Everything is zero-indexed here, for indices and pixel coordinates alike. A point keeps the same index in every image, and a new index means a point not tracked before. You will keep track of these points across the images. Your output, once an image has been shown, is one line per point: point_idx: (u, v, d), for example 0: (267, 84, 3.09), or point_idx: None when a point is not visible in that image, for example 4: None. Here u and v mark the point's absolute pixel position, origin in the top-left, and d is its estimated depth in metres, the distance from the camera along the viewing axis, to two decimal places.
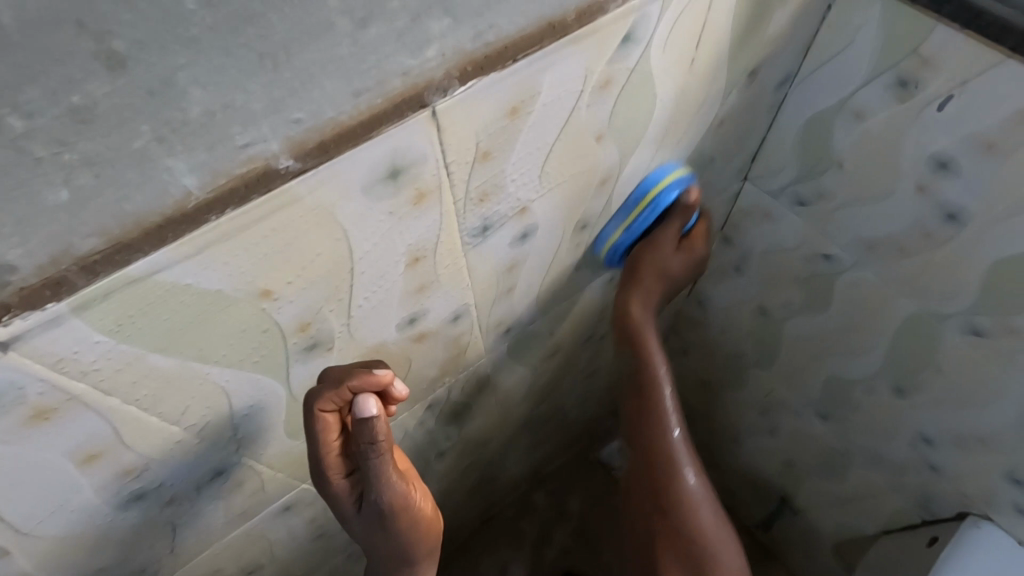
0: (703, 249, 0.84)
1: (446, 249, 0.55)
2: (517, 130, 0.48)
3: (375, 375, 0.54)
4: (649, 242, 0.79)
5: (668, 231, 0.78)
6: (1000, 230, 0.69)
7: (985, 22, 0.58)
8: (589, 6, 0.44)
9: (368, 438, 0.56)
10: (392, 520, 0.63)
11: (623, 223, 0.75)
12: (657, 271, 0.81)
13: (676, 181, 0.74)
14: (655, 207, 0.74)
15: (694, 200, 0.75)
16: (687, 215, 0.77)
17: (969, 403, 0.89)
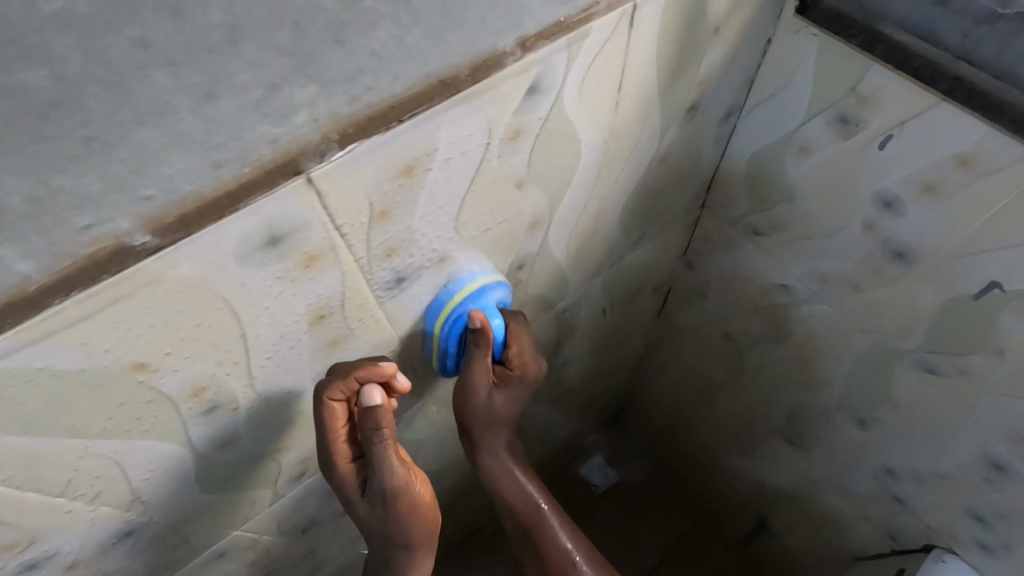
0: (531, 367, 0.75)
1: (356, 303, 0.53)
2: (418, 187, 0.46)
3: (381, 367, 0.57)
4: (468, 388, 0.74)
5: (477, 359, 0.68)
6: (945, 272, 0.66)
7: (917, 65, 0.55)
8: (484, 61, 0.42)
9: (373, 423, 0.59)
10: (394, 504, 0.65)
11: (433, 347, 0.66)
12: (495, 403, 0.77)
13: (461, 301, 0.62)
14: (454, 324, 0.63)
15: (481, 326, 0.63)
16: (485, 340, 0.65)
17: (928, 437, 0.87)
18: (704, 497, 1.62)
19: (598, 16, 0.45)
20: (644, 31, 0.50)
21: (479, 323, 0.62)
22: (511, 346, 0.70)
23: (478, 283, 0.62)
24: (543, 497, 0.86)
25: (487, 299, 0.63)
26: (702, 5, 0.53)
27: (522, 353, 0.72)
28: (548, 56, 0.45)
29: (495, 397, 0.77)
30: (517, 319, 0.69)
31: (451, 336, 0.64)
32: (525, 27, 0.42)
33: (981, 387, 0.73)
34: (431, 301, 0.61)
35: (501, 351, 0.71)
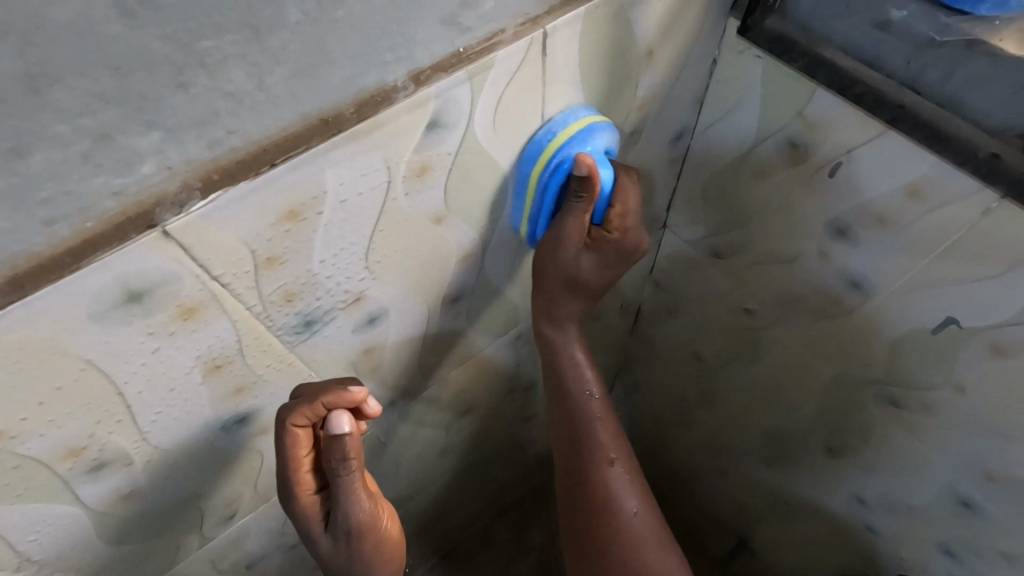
0: (632, 240, 0.61)
1: (259, 348, 0.49)
2: (309, 231, 0.43)
3: (350, 393, 0.54)
4: (555, 241, 0.58)
5: (575, 215, 0.56)
6: (903, 303, 0.62)
7: (858, 92, 0.52)
8: (371, 97, 0.39)
9: (338, 453, 0.56)
10: (359, 538, 0.62)
11: (524, 211, 0.58)
12: (580, 268, 0.61)
13: (566, 140, 0.52)
14: (553, 178, 0.53)
15: (590, 173, 0.52)
16: (588, 190, 0.54)
17: (897, 471, 0.82)
18: (686, 511, 1.43)
19: (503, 45, 0.42)
20: (562, 58, 0.47)
21: (587, 171, 0.52)
22: (614, 206, 0.59)
23: (586, 120, 0.53)
24: (592, 383, 0.71)
25: (597, 142, 0.54)
26: (630, 28, 0.49)
27: (624, 204, 0.59)
28: (446, 88, 0.41)
29: (603, 267, 0.62)
30: (626, 180, 0.59)
31: (548, 193, 0.54)
32: (416, 61, 0.39)
33: (947, 423, 0.69)
34: (531, 137, 0.51)
35: (603, 211, 0.59)
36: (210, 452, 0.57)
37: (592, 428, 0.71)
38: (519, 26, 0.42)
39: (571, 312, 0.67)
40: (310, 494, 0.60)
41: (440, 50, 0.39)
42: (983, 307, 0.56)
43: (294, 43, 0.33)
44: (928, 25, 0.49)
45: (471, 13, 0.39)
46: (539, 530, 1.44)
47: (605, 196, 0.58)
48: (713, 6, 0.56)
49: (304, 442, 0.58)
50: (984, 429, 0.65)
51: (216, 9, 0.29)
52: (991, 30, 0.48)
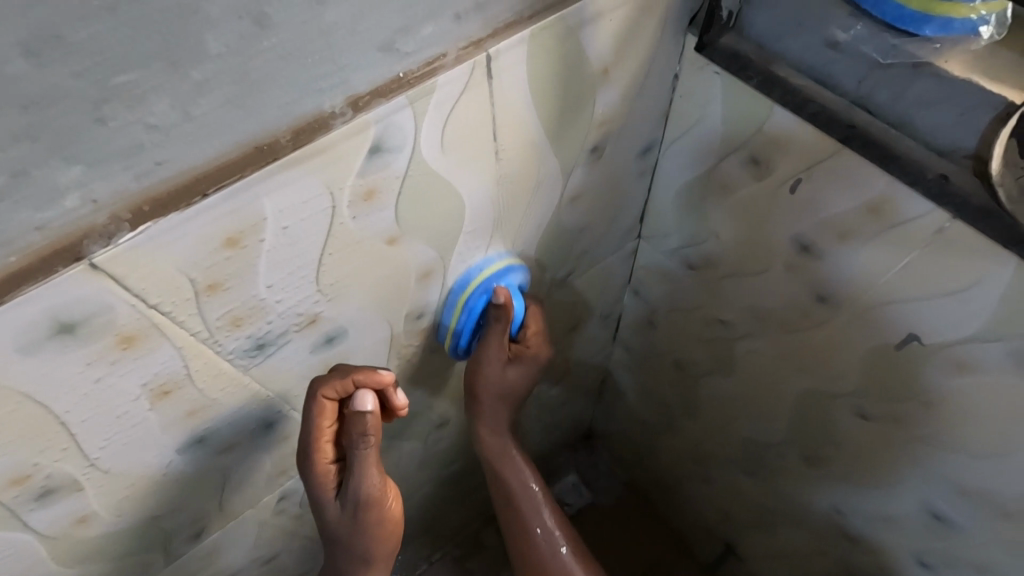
0: (544, 351, 0.79)
1: (210, 372, 0.49)
2: (252, 257, 0.42)
3: (379, 374, 0.57)
4: (481, 351, 0.73)
5: (495, 333, 0.70)
6: (868, 319, 0.62)
7: (812, 111, 0.52)
8: (309, 123, 0.38)
9: (360, 428, 0.58)
10: (365, 513, 0.64)
11: (451, 325, 0.69)
12: (496, 377, 0.77)
13: (484, 277, 0.65)
14: (471, 309, 0.67)
15: (505, 302, 0.66)
16: (506, 317, 0.68)
17: (873, 482, 0.80)
18: (675, 522, 1.43)
19: (444, 69, 0.42)
20: (510, 79, 0.46)
21: (503, 300, 0.66)
22: (529, 326, 0.75)
23: (504, 263, 0.66)
24: (532, 477, 0.84)
25: (511, 279, 0.67)
26: (581, 48, 0.49)
27: (536, 324, 0.75)
28: (387, 114, 0.41)
29: (531, 373, 0.79)
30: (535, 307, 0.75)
31: (472, 314, 0.67)
32: (352, 87, 0.38)
33: (917, 437, 0.68)
34: (457, 277, 0.64)
35: (519, 333, 0.75)
36: (167, 477, 0.57)
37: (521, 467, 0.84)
38: (461, 50, 0.42)
39: (501, 412, 0.82)
40: (326, 465, 0.62)
41: (379, 76, 0.39)
42: (944, 322, 0.55)
43: (219, 75, 0.33)
44: (874, 46, 0.48)
45: (408, 38, 0.39)
46: None
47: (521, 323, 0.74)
48: (670, 23, 0.55)
49: (329, 414, 0.60)
50: (952, 443, 0.65)
51: (128, 44, 0.29)
52: (934, 52, 0.46)
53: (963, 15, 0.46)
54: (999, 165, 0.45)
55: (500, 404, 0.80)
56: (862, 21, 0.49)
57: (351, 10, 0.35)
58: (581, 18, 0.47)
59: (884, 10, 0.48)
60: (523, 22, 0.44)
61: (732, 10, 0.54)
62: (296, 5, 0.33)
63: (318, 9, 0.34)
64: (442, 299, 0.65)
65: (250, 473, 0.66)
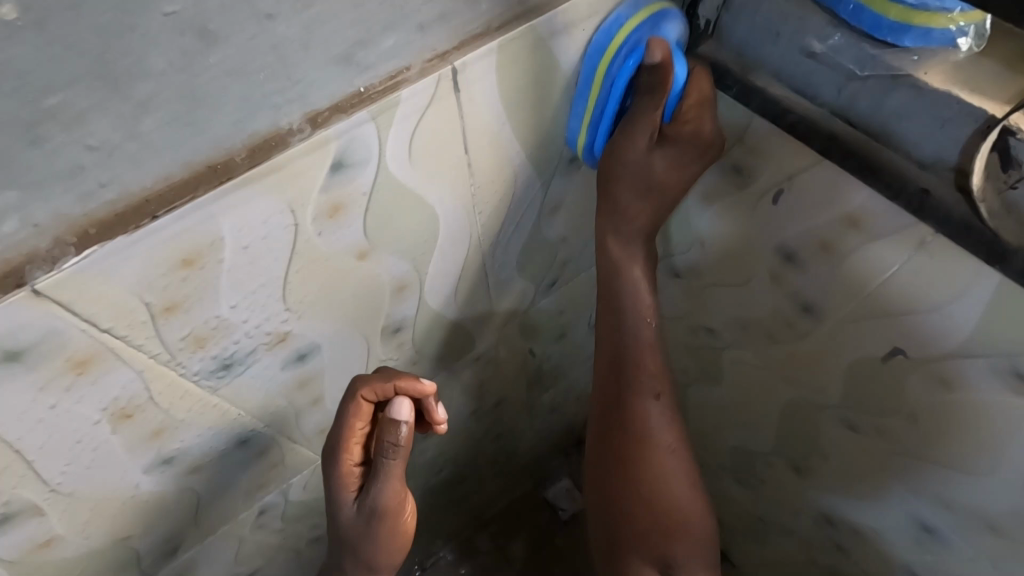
0: (707, 126, 0.53)
1: (175, 393, 0.48)
2: (211, 278, 0.41)
3: (419, 382, 0.59)
4: (620, 138, 0.53)
5: (645, 116, 0.52)
6: (852, 331, 0.60)
7: (791, 121, 0.51)
8: (265, 141, 0.37)
9: (391, 437, 0.58)
10: (378, 524, 0.61)
11: (583, 119, 0.55)
12: (642, 166, 0.54)
13: (635, 27, 0.49)
14: (614, 84, 0.51)
15: (663, 61, 0.50)
16: (660, 82, 0.50)
17: (860, 492, 0.79)
18: None
19: (409, 82, 0.40)
20: (479, 91, 0.45)
21: (660, 58, 0.50)
22: (689, 96, 0.53)
23: (655, 6, 0.50)
24: (649, 311, 0.64)
25: (669, 31, 0.51)
26: (554, 57, 0.48)
27: (700, 93, 0.53)
28: (347, 129, 0.39)
29: (678, 163, 0.55)
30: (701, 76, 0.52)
31: (616, 88, 0.51)
32: (310, 102, 0.37)
33: (903, 450, 0.67)
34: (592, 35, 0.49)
35: (676, 105, 0.53)
36: (137, 498, 0.55)
37: (647, 359, 0.64)
38: (425, 62, 0.40)
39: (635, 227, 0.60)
40: (352, 468, 0.62)
41: (339, 91, 0.38)
42: (927, 337, 0.54)
43: (161, 93, 0.31)
44: (850, 57, 0.46)
45: (367, 51, 0.37)
46: (521, 544, 1.42)
47: (679, 88, 0.52)
48: None
49: (364, 416, 0.61)
50: (938, 457, 0.63)
51: (58, 64, 0.28)
52: (912, 64, 0.44)
53: (943, 25, 0.43)
54: (979, 179, 0.43)
55: (637, 200, 0.57)
56: (839, 30, 0.47)
57: (302, 25, 0.34)
58: (554, 27, 0.45)
59: (860, 19, 0.45)
60: (492, 32, 0.42)
61: (709, 19, 0.52)
62: (242, 22, 0.31)
63: (267, 24, 0.32)
64: (573, 77, 0.51)
65: (225, 490, 0.65)
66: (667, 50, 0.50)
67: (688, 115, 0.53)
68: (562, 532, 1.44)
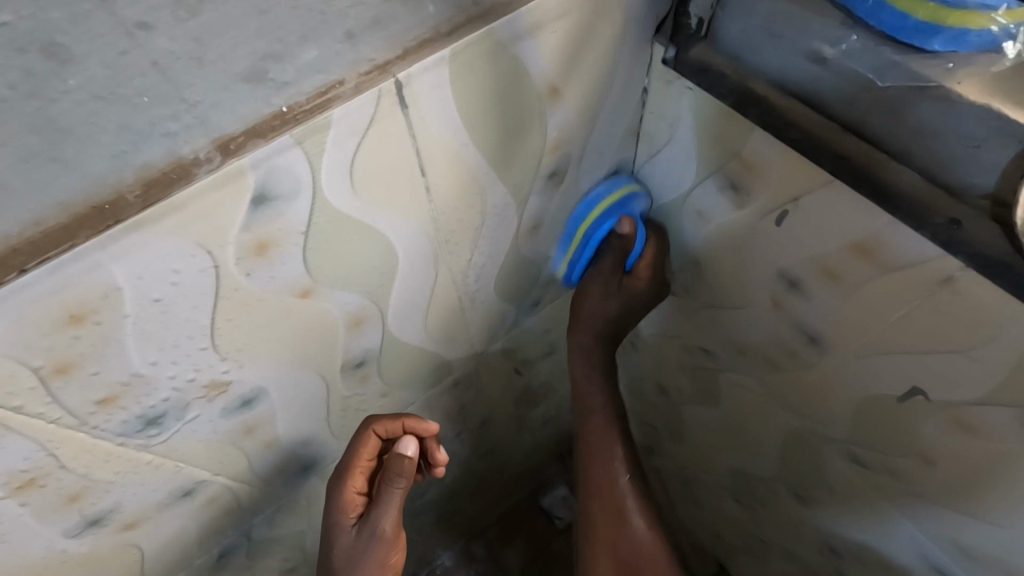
0: (652, 285, 0.68)
1: (90, 457, 0.42)
2: (112, 332, 0.35)
3: (427, 422, 0.59)
4: (591, 278, 0.68)
5: (607, 269, 0.66)
6: (863, 364, 0.54)
7: (795, 136, 0.43)
8: (162, 175, 0.30)
9: (396, 469, 0.57)
10: (369, 557, 0.60)
11: (564, 257, 0.67)
12: (604, 296, 0.69)
13: (606, 205, 0.62)
14: (590, 241, 0.65)
15: (630, 233, 0.63)
16: (625, 248, 0.64)
17: (869, 527, 0.73)
18: None
19: (342, 99, 0.34)
20: (429, 106, 0.38)
21: (628, 230, 0.63)
22: (646, 256, 0.66)
23: (626, 189, 0.62)
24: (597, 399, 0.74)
25: (635, 206, 0.63)
26: (521, 64, 0.41)
27: (655, 252, 0.65)
28: (266, 158, 0.33)
29: (628, 306, 0.69)
30: (654, 241, 0.65)
31: (591, 245, 0.65)
32: (215, 126, 0.31)
33: (914, 489, 0.61)
34: (582, 197, 0.61)
35: (636, 262, 0.66)
36: (63, 559, 0.50)
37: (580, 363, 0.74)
38: (361, 75, 0.34)
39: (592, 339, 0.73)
40: (355, 495, 0.61)
41: (254, 112, 0.31)
42: (948, 379, 0.48)
43: None
44: (867, 62, 0.38)
45: (283, 65, 0.32)
46: (516, 554, 1.36)
47: (635, 253, 0.65)
48: (629, 32, 0.47)
49: (371, 451, 0.61)
50: (959, 503, 0.58)
51: None
52: (945, 72, 0.36)
53: (983, 25, 0.35)
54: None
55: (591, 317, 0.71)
56: (855, 31, 0.39)
57: (190, 34, 0.31)
58: (517, 31, 0.39)
59: (880, 18, 0.37)
60: (444, 38, 0.36)
61: (701, 17, 0.46)
62: None
63: (139, 35, 0.30)
64: (561, 228, 0.63)
65: (173, 539, 0.59)
66: (632, 222, 0.63)
67: (637, 276, 0.66)
68: (559, 542, 1.38)
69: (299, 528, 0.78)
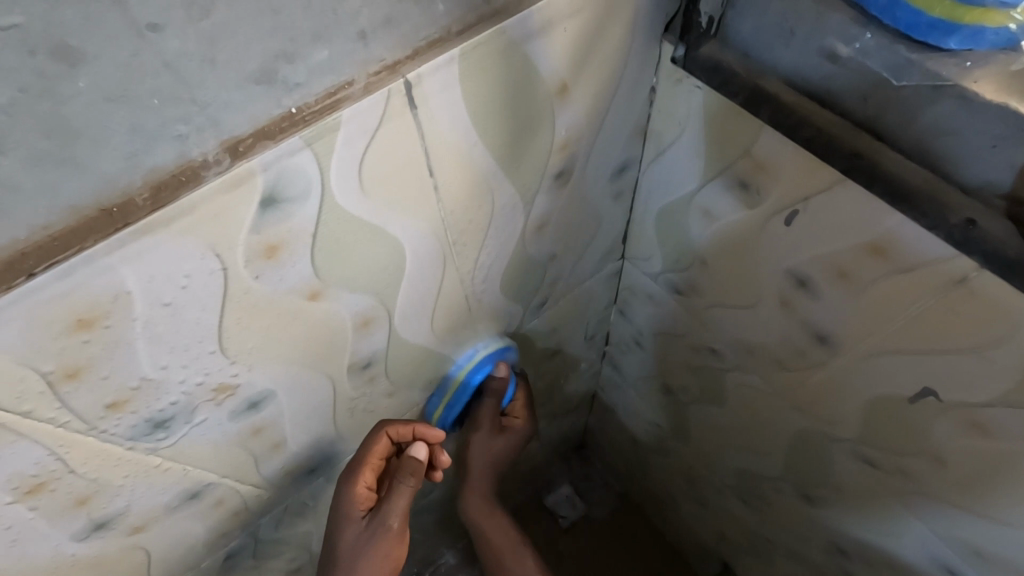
0: (527, 419, 0.83)
1: (98, 460, 0.42)
2: (121, 337, 0.35)
3: (437, 428, 0.64)
4: (473, 418, 0.78)
5: (487, 405, 0.76)
6: (872, 364, 0.54)
7: (807, 136, 0.42)
8: (172, 176, 0.30)
9: (409, 469, 0.63)
10: (375, 547, 0.64)
11: (442, 400, 0.72)
12: (494, 446, 0.82)
13: (481, 360, 0.71)
14: (468, 385, 0.73)
15: (505, 375, 0.73)
16: (501, 391, 0.75)
17: (876, 527, 0.73)
18: (670, 533, 1.35)
19: (351, 100, 0.34)
20: (439, 106, 0.38)
21: (504, 373, 0.73)
22: (518, 400, 0.80)
23: (500, 346, 0.72)
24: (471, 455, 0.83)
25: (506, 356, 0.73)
26: (531, 64, 0.41)
27: (524, 398, 0.79)
28: (276, 160, 0.33)
29: (513, 441, 0.84)
30: (521, 387, 0.79)
31: (467, 391, 0.73)
32: (227, 128, 0.31)
33: (922, 489, 0.61)
34: (465, 350, 0.69)
35: (511, 404, 0.79)
36: (70, 563, 0.49)
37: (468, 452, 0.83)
38: (371, 75, 0.34)
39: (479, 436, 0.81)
40: (364, 491, 0.65)
41: (263, 113, 0.31)
42: (960, 379, 0.47)
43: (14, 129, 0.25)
44: (881, 60, 0.38)
45: (295, 65, 0.31)
46: None
47: (508, 398, 0.77)
48: (639, 31, 0.47)
49: (381, 452, 0.64)
50: (968, 503, 0.58)
51: None
52: (963, 71, 0.36)
53: (999, 22, 0.35)
54: None
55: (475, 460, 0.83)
56: (869, 30, 0.38)
57: None
58: (528, 30, 0.39)
59: (895, 16, 0.36)
60: (454, 38, 0.36)
61: (712, 15, 0.45)
62: (117, 36, 0.25)
63: None
64: (442, 375, 0.70)
65: (180, 543, 0.59)
66: (508, 367, 0.73)
67: (517, 415, 0.81)
68: (563, 540, 1.38)
69: (305, 529, 0.77)
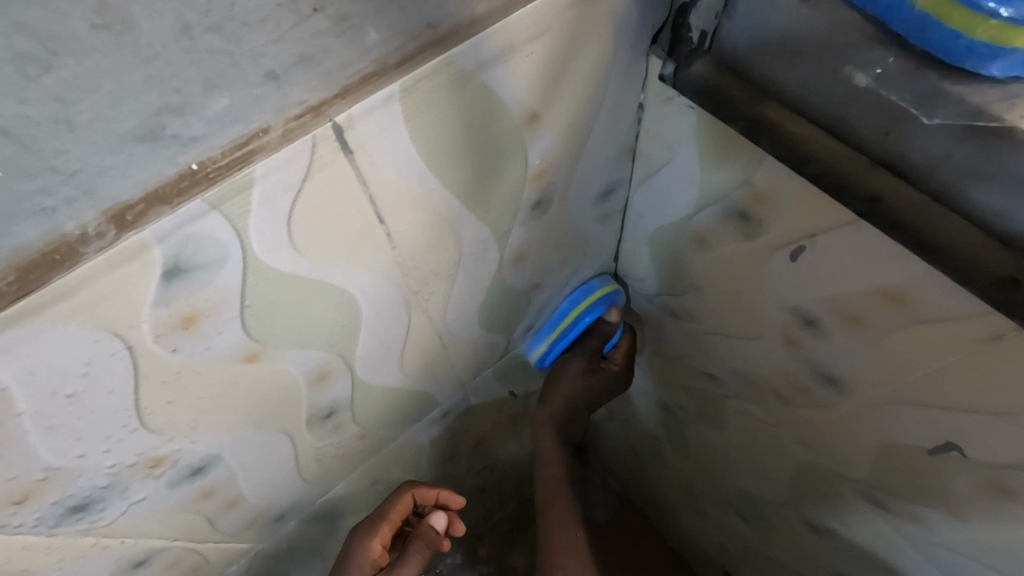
0: (623, 373, 0.79)
1: (9, 550, 0.38)
2: (7, 433, 0.30)
3: (460, 496, 0.69)
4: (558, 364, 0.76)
5: (575, 357, 0.74)
6: (885, 411, 0.49)
7: (815, 171, 0.37)
8: (42, 258, 0.25)
9: (424, 541, 0.67)
10: None
11: (543, 342, 0.71)
12: (574, 378, 0.76)
13: (596, 298, 0.68)
14: (577, 325, 0.70)
15: (614, 322, 0.71)
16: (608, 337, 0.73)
17: (887, 568, 0.67)
18: (671, 539, 1.30)
19: (266, 152, 0.28)
20: (382, 148, 0.32)
21: (613, 317, 0.71)
22: (620, 347, 0.76)
23: (609, 288, 0.69)
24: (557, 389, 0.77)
25: (615, 299, 0.70)
26: (491, 93, 0.35)
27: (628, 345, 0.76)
28: (174, 229, 0.27)
29: (602, 390, 0.79)
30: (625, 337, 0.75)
31: (574, 329, 0.70)
32: (104, 196, 0.25)
33: (941, 540, 0.56)
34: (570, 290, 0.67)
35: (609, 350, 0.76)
36: None
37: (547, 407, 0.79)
38: (291, 121, 0.28)
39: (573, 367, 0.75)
40: (377, 551, 0.66)
41: (155, 174, 0.26)
42: (988, 438, 0.42)
43: None
44: (907, 90, 0.32)
45: (186, 120, 0.25)
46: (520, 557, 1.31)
47: (610, 346, 0.75)
48: (620, 49, 0.41)
49: (401, 512, 0.68)
50: (994, 561, 0.52)
51: None
52: (1006, 105, 0.29)
53: None
54: None
55: (568, 380, 0.76)
56: (891, 52, 0.32)
57: None
58: (483, 56, 0.33)
59: (924, 37, 0.31)
60: (390, 71, 0.30)
61: (704, 30, 0.39)
62: None
63: None
64: (546, 318, 0.69)
65: None
66: (619, 312, 0.72)
67: (614, 359, 0.77)
68: None
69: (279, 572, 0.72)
